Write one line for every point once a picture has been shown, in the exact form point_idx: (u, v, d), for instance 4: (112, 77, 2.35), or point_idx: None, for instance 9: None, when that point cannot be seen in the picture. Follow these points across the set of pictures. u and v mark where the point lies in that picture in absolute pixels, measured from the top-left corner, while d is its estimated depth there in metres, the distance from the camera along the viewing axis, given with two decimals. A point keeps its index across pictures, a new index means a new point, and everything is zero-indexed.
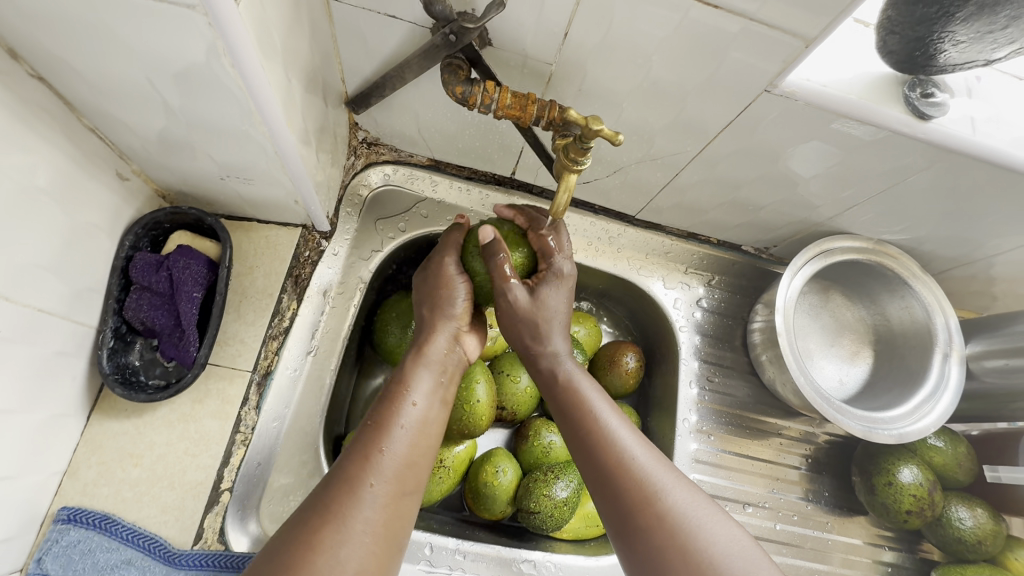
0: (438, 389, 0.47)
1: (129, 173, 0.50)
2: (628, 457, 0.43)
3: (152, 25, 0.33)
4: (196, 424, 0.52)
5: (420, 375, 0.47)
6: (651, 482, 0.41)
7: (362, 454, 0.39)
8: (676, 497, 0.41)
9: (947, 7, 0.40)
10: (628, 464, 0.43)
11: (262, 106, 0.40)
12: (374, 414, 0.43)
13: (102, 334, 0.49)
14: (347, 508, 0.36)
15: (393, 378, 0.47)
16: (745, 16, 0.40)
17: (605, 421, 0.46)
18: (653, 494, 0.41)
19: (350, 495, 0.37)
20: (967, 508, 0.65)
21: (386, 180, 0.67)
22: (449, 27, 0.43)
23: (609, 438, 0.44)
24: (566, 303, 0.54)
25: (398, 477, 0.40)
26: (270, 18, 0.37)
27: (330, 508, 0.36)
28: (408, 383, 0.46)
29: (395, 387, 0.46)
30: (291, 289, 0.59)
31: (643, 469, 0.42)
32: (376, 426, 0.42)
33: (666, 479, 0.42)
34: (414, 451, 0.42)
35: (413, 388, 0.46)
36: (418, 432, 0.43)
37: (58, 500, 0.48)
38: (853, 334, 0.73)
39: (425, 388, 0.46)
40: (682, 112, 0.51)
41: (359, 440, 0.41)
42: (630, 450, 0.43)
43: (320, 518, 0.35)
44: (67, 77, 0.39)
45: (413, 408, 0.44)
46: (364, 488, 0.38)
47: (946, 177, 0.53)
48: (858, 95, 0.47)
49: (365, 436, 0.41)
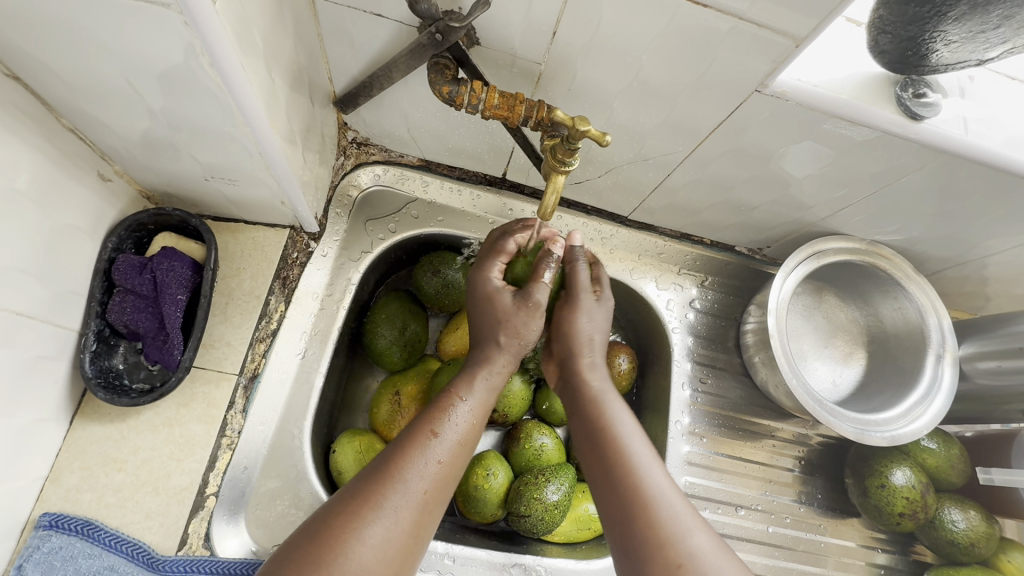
0: (486, 400, 0.47)
1: (112, 174, 0.49)
2: (651, 492, 0.42)
3: (128, 24, 0.32)
4: (181, 428, 0.51)
5: (471, 384, 0.47)
6: (668, 524, 0.41)
7: (411, 449, 0.41)
8: (697, 540, 0.40)
9: (939, 7, 0.39)
10: (652, 501, 0.42)
11: (243, 106, 0.39)
12: (423, 417, 0.44)
13: (85, 337, 0.48)
14: (390, 499, 0.38)
15: (445, 385, 0.47)
16: (734, 15, 0.40)
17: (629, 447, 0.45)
18: (674, 536, 0.40)
19: (390, 486, 0.38)
20: (960, 510, 0.65)
21: (376, 181, 0.66)
22: (435, 26, 0.42)
23: (633, 472, 0.44)
24: (605, 327, 0.53)
25: (439, 481, 0.41)
26: (250, 15, 0.36)
27: (372, 499, 0.38)
28: (460, 391, 0.46)
29: (447, 394, 0.46)
30: (278, 291, 0.58)
31: (665, 507, 0.42)
32: (426, 428, 0.42)
33: (689, 523, 0.41)
34: (459, 457, 0.43)
35: (462, 397, 0.46)
36: (465, 437, 0.44)
37: (40, 506, 0.47)
38: (847, 335, 0.72)
39: (477, 400, 0.46)
40: (672, 112, 0.51)
41: (408, 437, 0.42)
42: (655, 485, 0.43)
43: (361, 505, 0.37)
44: (44, 77, 0.38)
45: (462, 416, 0.44)
46: (407, 483, 0.39)
47: (938, 178, 0.53)
48: (849, 95, 0.46)
49: (415, 434, 0.42)
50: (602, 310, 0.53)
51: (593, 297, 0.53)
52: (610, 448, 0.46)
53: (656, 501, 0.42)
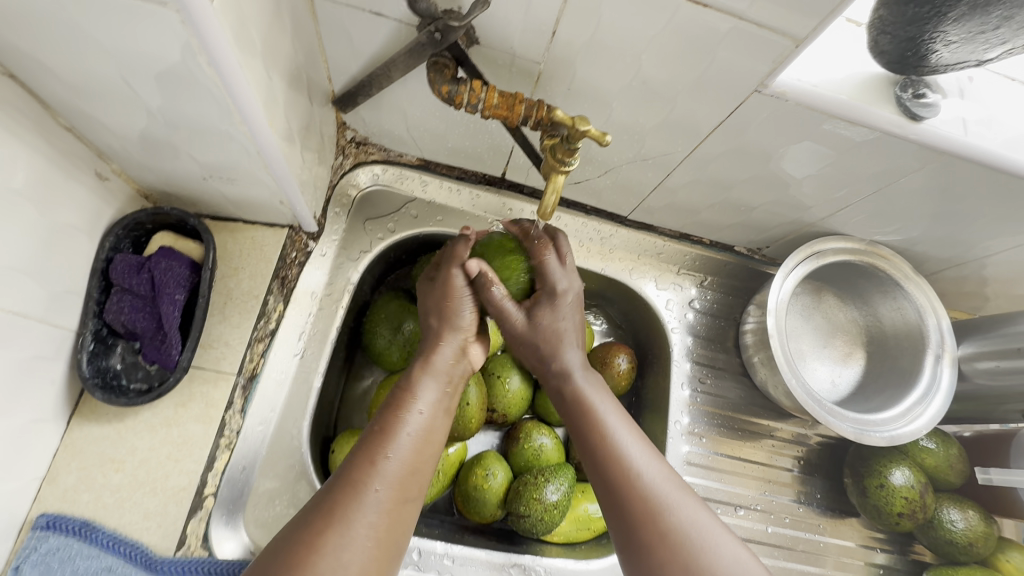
0: (439, 400, 0.47)
1: (110, 173, 0.49)
2: (638, 474, 0.44)
3: (123, 22, 0.32)
4: (179, 429, 0.51)
5: (424, 388, 0.47)
6: (655, 498, 0.42)
7: (367, 457, 0.40)
8: (684, 511, 0.41)
9: (939, 7, 0.39)
10: (636, 479, 0.43)
11: (241, 104, 0.39)
12: (379, 421, 0.44)
13: (82, 337, 0.48)
14: (351, 510, 0.37)
15: (397, 386, 0.47)
16: (734, 15, 0.39)
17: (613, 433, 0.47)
18: (661, 510, 0.41)
19: (352, 497, 0.37)
20: (959, 510, 0.65)
21: (375, 181, 0.66)
22: (435, 25, 0.42)
23: (617, 456, 0.45)
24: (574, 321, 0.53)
25: (402, 482, 0.40)
26: (248, 14, 0.36)
27: (334, 509, 0.37)
28: (413, 395, 0.46)
29: (400, 396, 0.46)
30: (277, 291, 0.58)
31: (650, 484, 0.43)
32: (380, 435, 0.42)
33: (674, 496, 0.42)
34: (418, 457, 0.42)
35: (415, 399, 0.45)
36: (421, 439, 0.43)
37: (37, 506, 0.47)
38: (846, 335, 0.72)
39: (429, 400, 0.46)
40: (672, 112, 0.50)
41: (363, 445, 0.41)
42: (639, 464, 0.44)
43: (321, 518, 0.36)
44: (40, 75, 0.38)
45: (417, 417, 0.44)
46: (368, 492, 0.38)
47: (937, 178, 0.53)
48: (849, 95, 0.46)
49: (370, 441, 0.42)
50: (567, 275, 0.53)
51: (542, 288, 0.52)
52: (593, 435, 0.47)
53: (642, 476, 0.43)
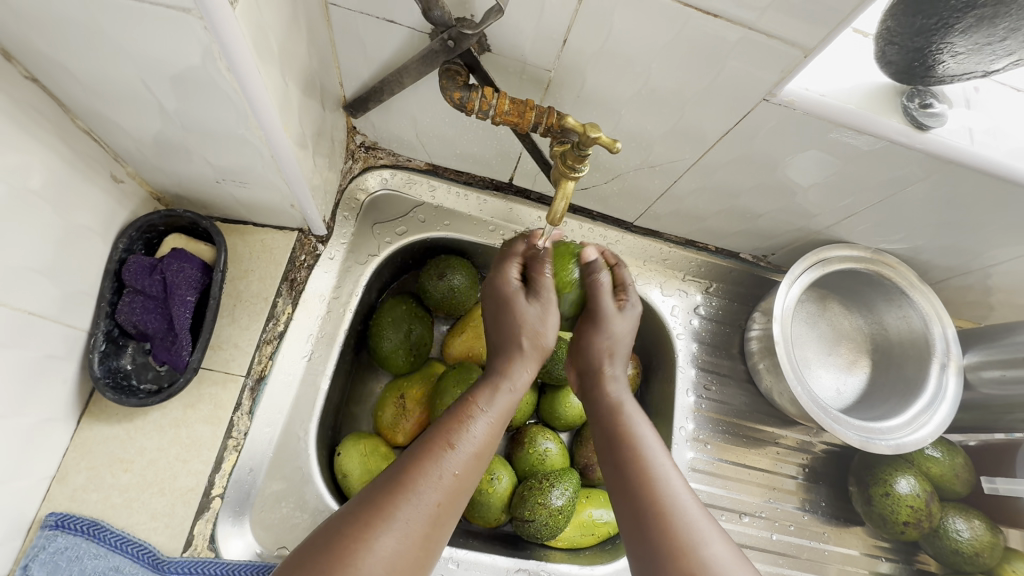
0: (507, 412, 0.46)
1: (124, 176, 0.49)
2: (671, 503, 0.42)
3: (146, 27, 0.33)
4: (188, 429, 0.51)
5: (491, 397, 0.46)
6: (689, 533, 0.40)
7: (422, 457, 0.40)
8: (716, 549, 0.39)
9: (946, 18, 0.40)
10: (671, 511, 0.41)
11: (257, 109, 0.39)
12: (438, 426, 0.43)
13: (94, 337, 0.48)
14: (401, 508, 0.37)
15: (464, 394, 0.46)
16: (744, 26, 0.40)
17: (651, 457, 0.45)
18: (692, 544, 0.40)
19: (402, 494, 0.38)
20: (964, 519, 0.65)
21: (384, 184, 0.66)
22: (447, 33, 0.43)
23: (652, 483, 0.43)
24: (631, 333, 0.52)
25: (455, 491, 0.40)
26: (267, 21, 0.36)
27: (384, 507, 0.37)
28: (479, 403, 0.45)
29: (464, 404, 0.45)
30: (286, 293, 0.59)
31: (684, 515, 0.41)
32: (440, 439, 0.42)
33: (707, 530, 0.41)
34: (474, 469, 0.42)
35: (478, 408, 0.45)
36: (482, 451, 0.43)
37: (46, 505, 0.47)
38: (851, 343, 0.72)
39: (493, 411, 0.45)
40: (680, 119, 0.51)
41: (420, 445, 0.41)
42: (675, 495, 0.42)
43: (370, 515, 0.37)
44: (61, 78, 0.39)
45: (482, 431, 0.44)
46: (418, 494, 0.38)
47: (943, 188, 0.53)
48: (856, 105, 0.47)
49: (427, 443, 0.42)
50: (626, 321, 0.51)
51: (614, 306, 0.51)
52: (631, 455, 0.45)
53: (678, 510, 0.41)
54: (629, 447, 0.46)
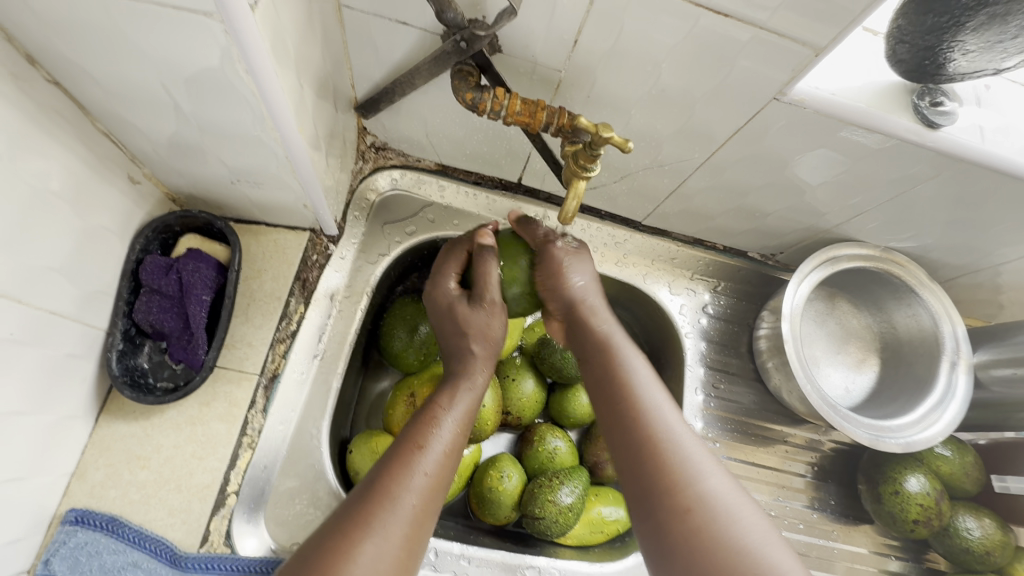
0: (467, 414, 0.48)
1: (141, 177, 0.50)
2: (666, 439, 0.43)
3: (168, 31, 0.33)
4: (204, 427, 0.52)
5: (454, 401, 0.48)
6: (686, 467, 0.41)
7: (397, 466, 0.41)
8: (709, 482, 0.41)
9: (957, 16, 0.40)
10: (665, 445, 0.43)
11: (274, 111, 0.40)
12: (408, 433, 0.45)
13: (112, 336, 0.49)
14: (382, 516, 0.38)
15: (430, 400, 0.48)
16: (755, 26, 0.40)
17: (643, 395, 0.47)
18: (689, 479, 0.41)
19: (384, 505, 0.38)
20: (975, 518, 0.65)
21: (393, 185, 0.67)
22: (460, 35, 0.43)
23: (647, 416, 0.45)
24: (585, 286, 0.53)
25: (431, 496, 0.41)
26: (284, 24, 0.37)
27: (367, 515, 0.37)
28: (443, 407, 0.47)
29: (432, 409, 0.47)
30: (298, 293, 0.59)
31: (677, 449, 0.43)
32: (413, 444, 0.43)
33: (700, 465, 0.42)
34: (446, 470, 0.44)
35: (447, 413, 0.47)
36: (450, 451, 0.45)
37: (67, 501, 0.48)
38: (860, 341, 0.72)
39: (459, 415, 0.47)
40: (690, 119, 0.51)
41: (394, 454, 0.42)
42: (667, 428, 0.44)
43: (354, 524, 0.37)
44: (82, 82, 0.39)
45: (449, 431, 0.46)
46: (399, 503, 0.39)
47: (953, 186, 0.53)
48: (866, 104, 0.47)
49: (400, 450, 0.43)
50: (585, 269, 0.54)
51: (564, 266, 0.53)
52: (626, 394, 0.47)
53: (673, 446, 0.43)
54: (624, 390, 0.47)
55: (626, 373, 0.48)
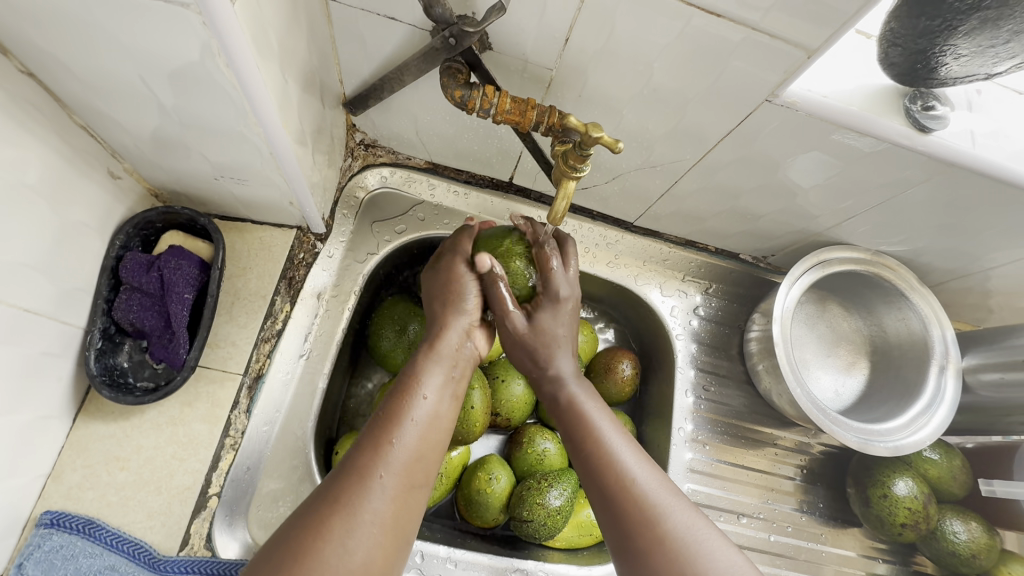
0: (447, 386, 0.46)
1: (121, 172, 0.49)
2: (629, 479, 0.42)
3: (143, 22, 0.32)
4: (185, 428, 0.51)
5: (431, 373, 0.45)
6: (648, 505, 0.41)
7: (375, 443, 0.39)
8: (676, 519, 0.40)
9: (949, 20, 0.39)
10: (629, 484, 0.42)
11: (257, 106, 0.39)
12: (386, 405, 0.42)
13: (90, 334, 0.48)
14: (358, 496, 0.36)
15: (405, 370, 0.46)
16: (747, 26, 0.40)
17: (603, 435, 0.46)
18: (654, 516, 0.40)
19: (359, 485, 0.36)
20: (962, 522, 0.65)
21: (383, 183, 0.66)
22: (449, 31, 0.42)
23: (610, 459, 0.44)
24: (569, 328, 0.53)
25: (409, 470, 0.39)
26: (267, 17, 0.36)
27: (342, 496, 0.36)
28: (421, 380, 0.44)
29: (408, 379, 0.44)
30: (284, 291, 0.58)
31: (643, 489, 0.42)
32: (390, 419, 0.41)
33: (665, 499, 0.41)
34: (425, 442, 0.41)
35: (423, 382, 0.44)
36: (429, 426, 0.42)
37: (42, 504, 0.47)
38: (850, 344, 0.72)
39: (437, 387, 0.45)
40: (681, 120, 0.51)
41: (370, 431, 0.40)
42: (630, 470, 0.43)
43: (329, 507, 0.35)
44: (57, 73, 0.38)
45: (427, 405, 0.43)
46: (375, 480, 0.37)
47: (944, 191, 0.53)
48: (858, 107, 0.47)
49: (375, 428, 0.40)
50: (566, 318, 0.52)
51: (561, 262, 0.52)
52: (589, 439, 0.46)
53: (637, 484, 0.42)
54: (586, 437, 0.46)
55: (588, 416, 0.47)
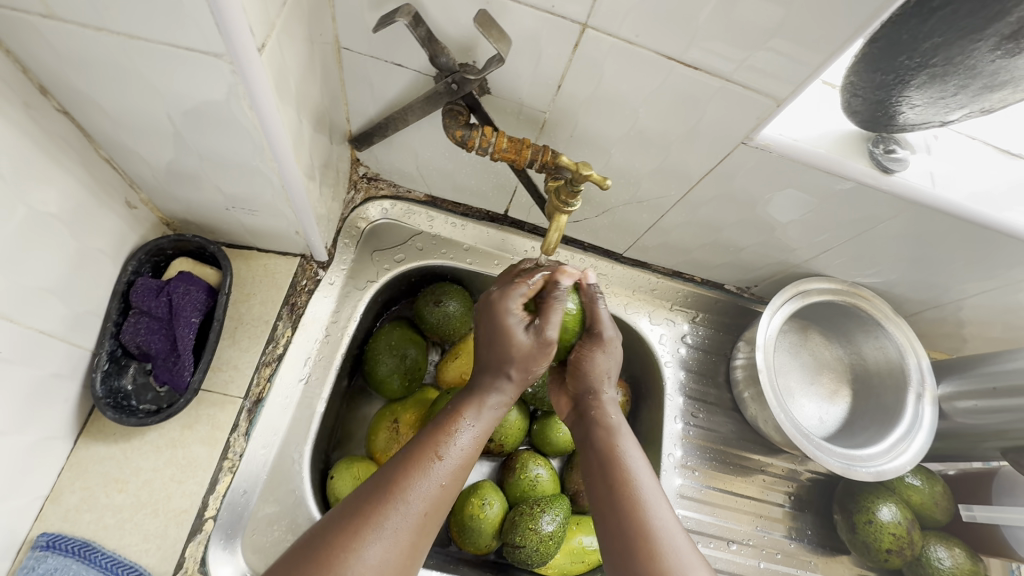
0: (487, 426, 0.50)
1: (138, 202, 0.52)
2: (653, 528, 0.45)
3: (178, 69, 0.36)
4: (184, 450, 0.52)
5: (475, 412, 0.50)
6: (672, 560, 0.43)
7: (411, 467, 0.44)
8: None
9: (902, 75, 0.44)
10: (654, 535, 0.44)
11: (274, 144, 0.42)
12: (428, 436, 0.47)
13: (98, 356, 0.49)
14: (389, 517, 0.41)
15: (450, 408, 0.50)
16: (722, 77, 0.44)
17: (639, 483, 0.48)
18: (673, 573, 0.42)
19: (391, 505, 0.41)
20: (946, 547, 0.66)
21: (384, 214, 0.69)
22: (452, 77, 0.46)
23: (638, 510, 0.46)
24: (617, 367, 0.56)
25: (438, 501, 0.43)
26: (288, 65, 0.40)
27: (372, 516, 0.41)
28: (464, 416, 0.49)
29: (452, 416, 0.49)
30: (286, 317, 0.60)
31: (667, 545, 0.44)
32: (430, 449, 0.45)
33: (688, 560, 0.43)
34: (458, 478, 0.46)
35: (466, 421, 0.49)
36: (465, 461, 0.47)
37: (39, 526, 0.47)
38: (832, 373, 0.75)
39: (480, 426, 0.49)
40: (666, 158, 0.55)
41: (410, 456, 0.45)
42: (658, 524, 0.45)
43: (360, 522, 0.40)
44: (90, 111, 0.41)
45: (466, 440, 0.47)
46: (407, 503, 0.42)
47: (909, 226, 0.57)
48: (826, 150, 0.51)
49: (418, 453, 0.45)
50: (613, 355, 0.55)
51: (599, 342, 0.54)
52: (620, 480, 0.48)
53: (663, 539, 0.44)
54: (622, 488, 0.47)
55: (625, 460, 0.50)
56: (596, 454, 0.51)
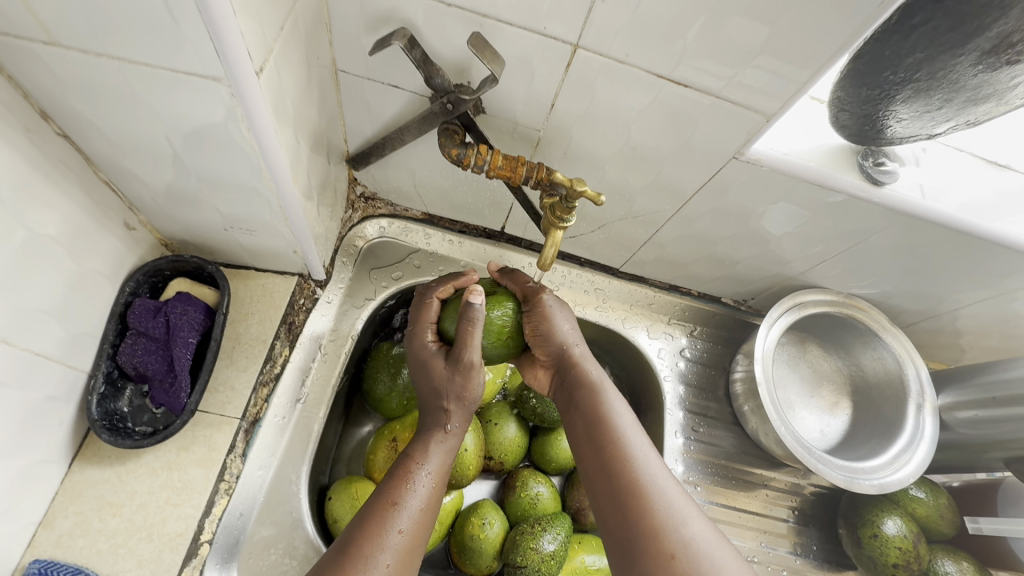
0: (443, 467, 0.49)
1: (136, 224, 0.52)
2: (644, 479, 0.44)
3: (177, 93, 0.37)
4: (180, 472, 0.51)
5: (429, 454, 0.49)
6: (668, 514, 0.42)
7: (372, 525, 0.42)
8: (695, 529, 0.41)
9: (887, 90, 0.45)
10: (646, 488, 0.43)
11: (272, 164, 0.43)
12: (385, 488, 0.45)
13: (94, 379, 0.49)
14: None
15: (403, 456, 0.49)
16: (712, 94, 0.45)
17: (626, 438, 0.47)
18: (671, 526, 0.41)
19: (357, 567, 0.39)
20: (953, 561, 0.65)
21: (382, 233, 0.70)
22: (447, 98, 0.47)
23: (629, 464, 0.45)
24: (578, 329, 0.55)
25: (408, 554, 0.42)
26: (286, 88, 0.40)
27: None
28: (417, 460, 0.48)
29: (407, 464, 0.47)
30: (284, 336, 0.60)
31: (661, 497, 0.43)
32: (389, 500, 0.44)
33: (684, 511, 0.42)
34: (423, 525, 0.45)
35: (422, 465, 0.47)
36: (426, 508, 0.45)
37: (31, 552, 0.47)
38: (832, 384, 0.75)
39: (436, 467, 0.48)
40: (660, 173, 0.55)
41: (369, 511, 0.44)
42: (649, 474, 0.44)
43: None
44: (89, 134, 0.42)
45: (423, 486, 0.46)
46: (373, 565, 0.40)
47: (902, 237, 0.58)
48: (816, 163, 0.52)
49: (375, 509, 0.44)
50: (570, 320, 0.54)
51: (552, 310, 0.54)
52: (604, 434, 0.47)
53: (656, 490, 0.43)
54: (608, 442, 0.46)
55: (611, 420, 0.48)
56: (578, 418, 0.50)
